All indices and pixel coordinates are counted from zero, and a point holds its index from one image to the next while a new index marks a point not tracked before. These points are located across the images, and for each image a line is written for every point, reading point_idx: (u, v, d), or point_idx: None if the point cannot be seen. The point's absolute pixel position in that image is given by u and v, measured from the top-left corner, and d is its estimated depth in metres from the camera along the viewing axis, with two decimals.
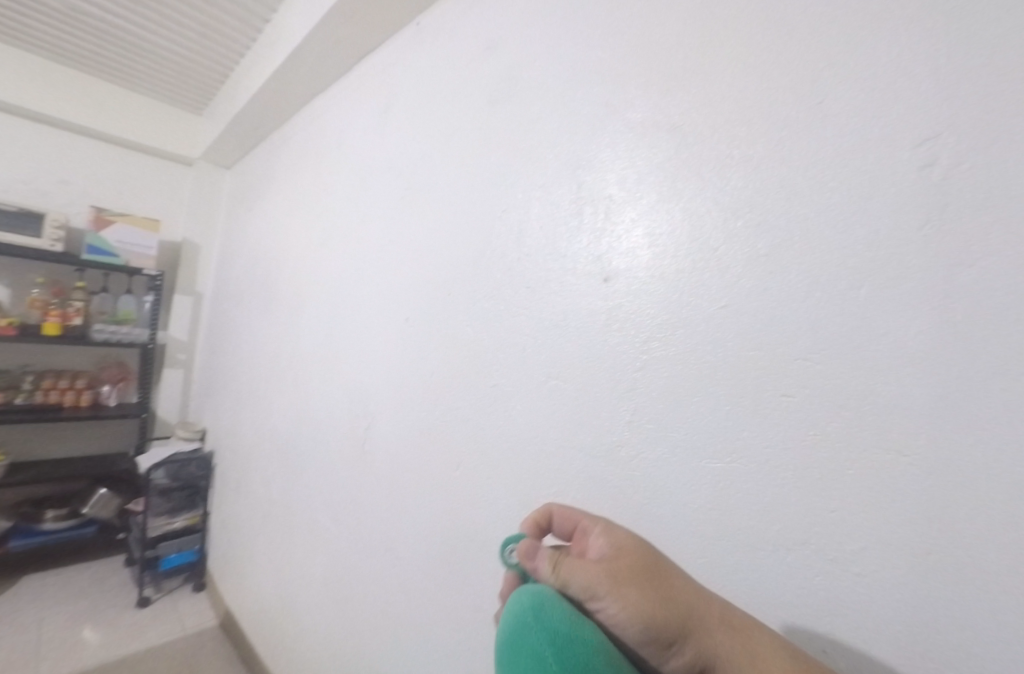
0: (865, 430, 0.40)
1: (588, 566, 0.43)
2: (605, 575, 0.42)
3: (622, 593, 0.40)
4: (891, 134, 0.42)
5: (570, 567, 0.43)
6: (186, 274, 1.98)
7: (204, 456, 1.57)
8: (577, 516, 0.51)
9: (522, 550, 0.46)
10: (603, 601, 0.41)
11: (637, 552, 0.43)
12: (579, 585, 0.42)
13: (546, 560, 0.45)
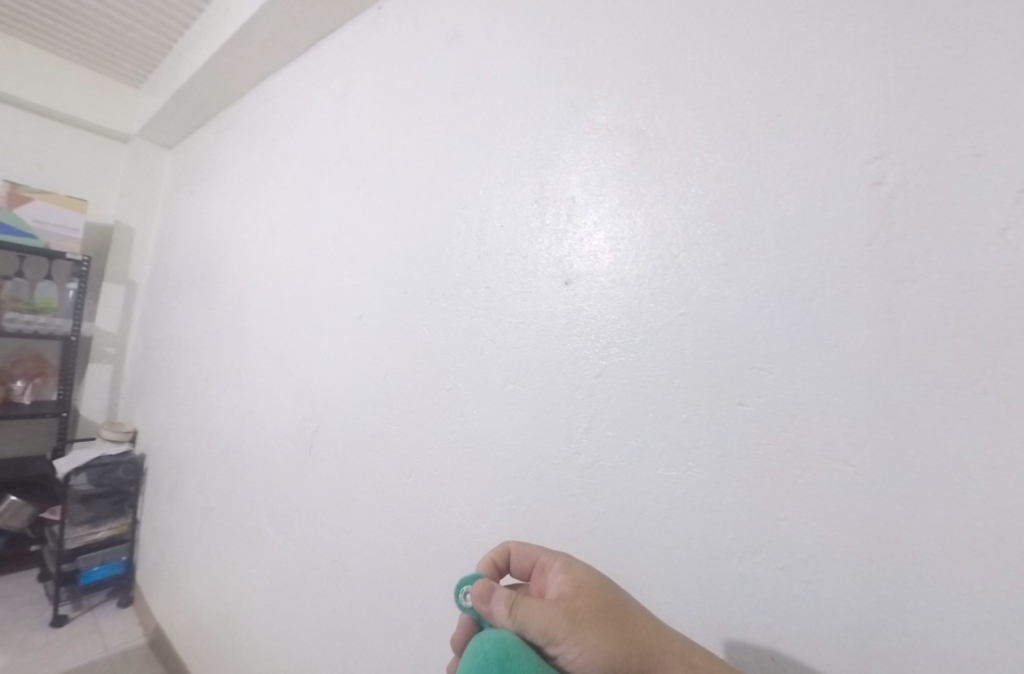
0: (815, 441, 0.41)
1: (547, 608, 0.41)
2: (564, 619, 0.40)
3: (581, 638, 0.40)
4: (846, 151, 0.43)
5: (528, 611, 0.41)
6: (119, 261, 1.82)
7: (133, 460, 1.45)
8: (535, 552, 0.48)
9: (477, 594, 0.43)
10: (561, 645, 0.40)
11: (598, 592, 0.42)
12: (537, 632, 0.40)
13: (503, 602, 0.42)
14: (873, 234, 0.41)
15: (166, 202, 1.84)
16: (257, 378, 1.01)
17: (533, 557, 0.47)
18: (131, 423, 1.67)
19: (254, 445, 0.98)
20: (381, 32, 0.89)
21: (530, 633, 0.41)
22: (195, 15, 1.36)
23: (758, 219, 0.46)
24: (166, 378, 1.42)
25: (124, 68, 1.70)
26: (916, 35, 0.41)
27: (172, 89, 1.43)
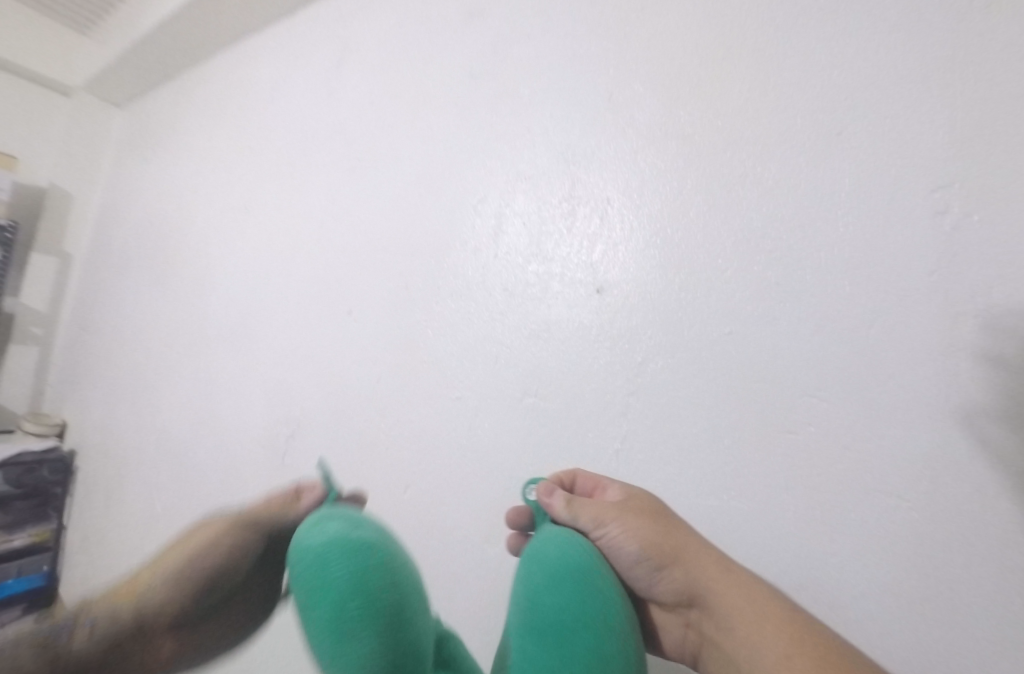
0: (868, 476, 0.39)
1: (600, 503, 0.42)
2: (614, 510, 0.41)
3: (626, 520, 0.40)
4: (909, 172, 0.41)
5: (582, 503, 0.42)
6: (50, 229, 1.62)
7: (62, 456, 1.28)
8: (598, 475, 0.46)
9: (541, 488, 0.44)
10: (606, 528, 0.40)
11: (646, 498, 0.42)
12: (589, 521, 0.41)
13: (560, 495, 0.43)
14: (931, 263, 0.39)
15: (111, 168, 1.65)
16: (221, 373, 0.90)
17: (595, 479, 0.46)
18: (59, 413, 1.48)
19: (214, 447, 0.88)
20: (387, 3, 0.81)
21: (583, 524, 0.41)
22: None
23: (813, 238, 0.44)
24: (106, 365, 1.27)
25: (69, 12, 1.51)
26: (990, 56, 0.39)
27: (128, 41, 1.27)
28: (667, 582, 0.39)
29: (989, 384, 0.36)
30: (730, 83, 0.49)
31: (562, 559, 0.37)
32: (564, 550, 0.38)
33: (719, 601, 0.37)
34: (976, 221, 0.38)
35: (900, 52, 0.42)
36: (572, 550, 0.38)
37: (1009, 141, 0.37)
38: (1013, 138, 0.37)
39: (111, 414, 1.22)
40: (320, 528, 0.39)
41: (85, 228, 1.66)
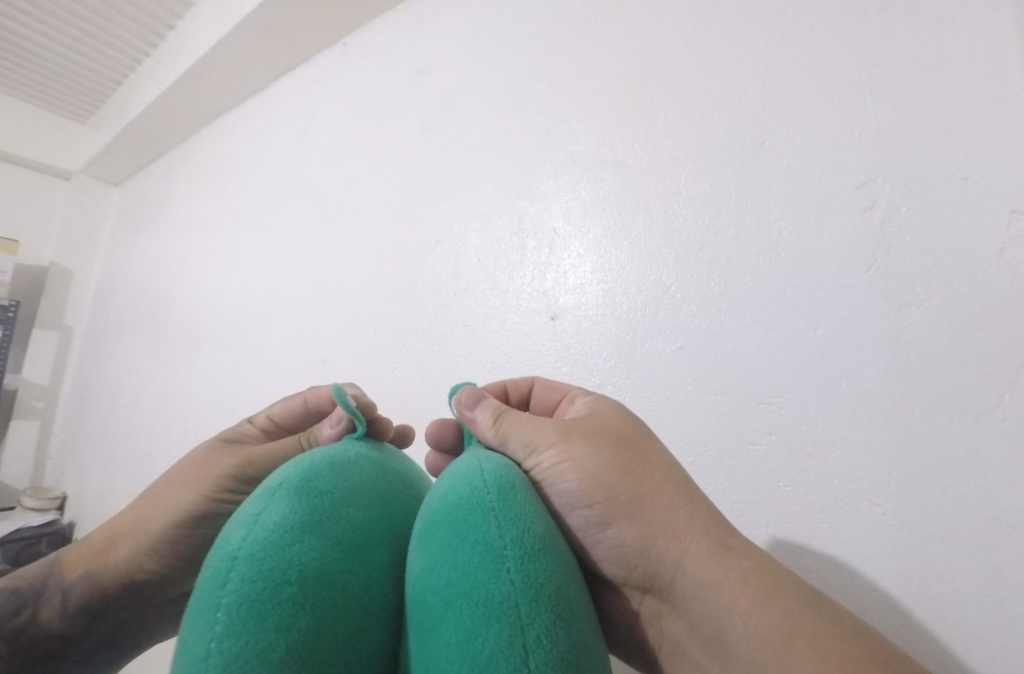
0: (835, 482, 0.38)
1: (542, 423, 0.37)
2: (554, 430, 0.36)
3: (569, 451, 0.35)
4: (834, 174, 0.42)
5: (516, 424, 0.37)
6: (53, 306, 1.68)
7: (60, 529, 1.28)
8: (565, 386, 0.43)
9: (465, 398, 0.39)
10: (545, 447, 0.35)
11: (607, 421, 0.37)
12: (521, 442, 0.36)
13: (489, 411, 0.38)
14: (861, 260, 0.40)
15: (110, 243, 1.72)
16: (208, 431, 0.91)
17: (562, 390, 0.43)
18: (60, 486, 1.49)
19: None
20: (347, 69, 0.87)
21: (513, 446, 0.36)
22: (149, 52, 1.32)
23: (752, 247, 0.44)
24: (103, 434, 1.28)
25: (68, 104, 1.62)
26: (893, 60, 0.41)
27: (120, 125, 1.36)
28: (612, 532, 0.34)
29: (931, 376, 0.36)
30: (655, 109, 0.51)
31: (484, 471, 0.31)
32: (494, 470, 0.31)
33: (676, 545, 0.32)
34: (896, 217, 0.39)
35: (805, 67, 0.44)
36: (504, 471, 0.31)
37: (915, 141, 0.39)
38: (917, 138, 0.39)
39: (105, 482, 1.22)
40: None
41: (86, 301, 1.73)
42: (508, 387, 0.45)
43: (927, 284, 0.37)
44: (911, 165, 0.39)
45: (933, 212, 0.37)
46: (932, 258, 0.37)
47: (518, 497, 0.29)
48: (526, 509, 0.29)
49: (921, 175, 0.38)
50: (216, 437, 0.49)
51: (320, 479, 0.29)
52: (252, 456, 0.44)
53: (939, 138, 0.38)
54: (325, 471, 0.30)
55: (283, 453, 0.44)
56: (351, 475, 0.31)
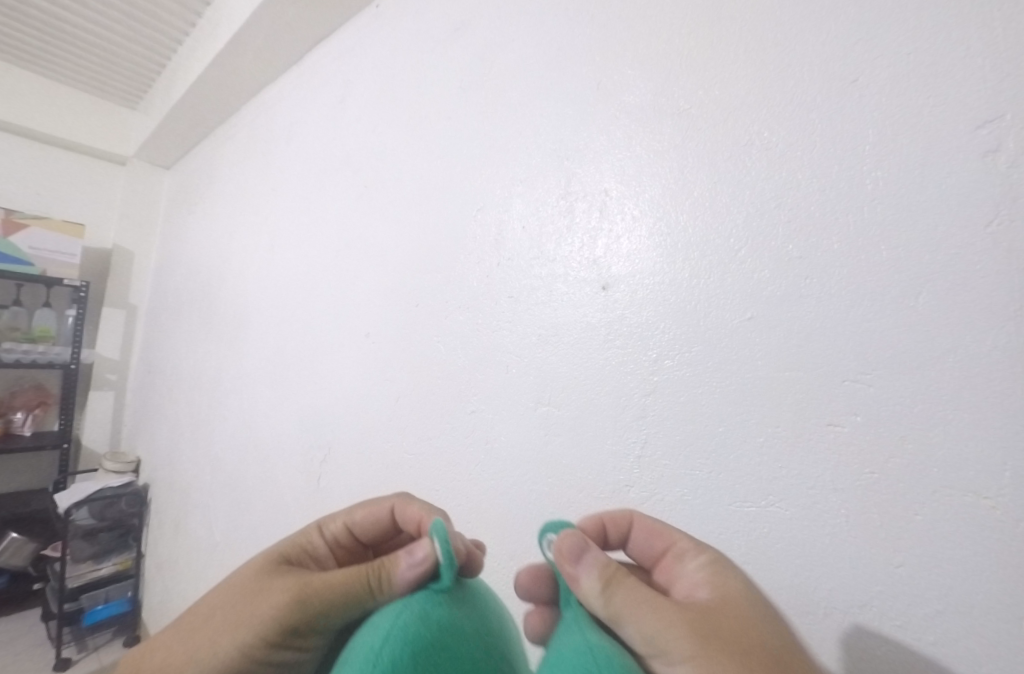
0: (932, 470, 0.33)
1: (664, 607, 0.31)
2: (682, 626, 0.30)
3: (706, 661, 0.28)
4: (945, 112, 0.35)
5: (630, 599, 0.32)
6: (118, 285, 1.79)
7: (137, 490, 1.40)
8: (671, 532, 0.38)
9: (563, 549, 0.34)
10: (674, 645, 0.29)
11: (738, 609, 0.31)
12: (640, 626, 0.31)
13: (595, 572, 0.33)
14: (977, 211, 0.33)
15: (164, 223, 1.80)
16: (260, 405, 0.94)
17: (667, 540, 0.37)
18: (134, 451, 1.62)
19: (257, 476, 0.91)
20: (380, 33, 0.84)
21: (629, 630, 0.31)
22: (188, 31, 1.33)
23: (837, 204, 0.38)
24: (168, 405, 1.37)
25: (119, 90, 1.67)
26: None
27: (167, 107, 1.39)
28: None
29: None
30: (718, 52, 0.46)
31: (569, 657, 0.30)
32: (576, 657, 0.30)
33: None
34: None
35: None
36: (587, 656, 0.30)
37: None
38: None
39: (172, 450, 1.31)
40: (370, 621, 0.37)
41: (146, 280, 1.83)
42: (605, 522, 0.40)
43: None
44: None
45: None
46: None
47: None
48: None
49: None
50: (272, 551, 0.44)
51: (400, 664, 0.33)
52: (310, 585, 0.38)
53: None
54: (407, 662, 0.34)
55: (345, 590, 0.38)
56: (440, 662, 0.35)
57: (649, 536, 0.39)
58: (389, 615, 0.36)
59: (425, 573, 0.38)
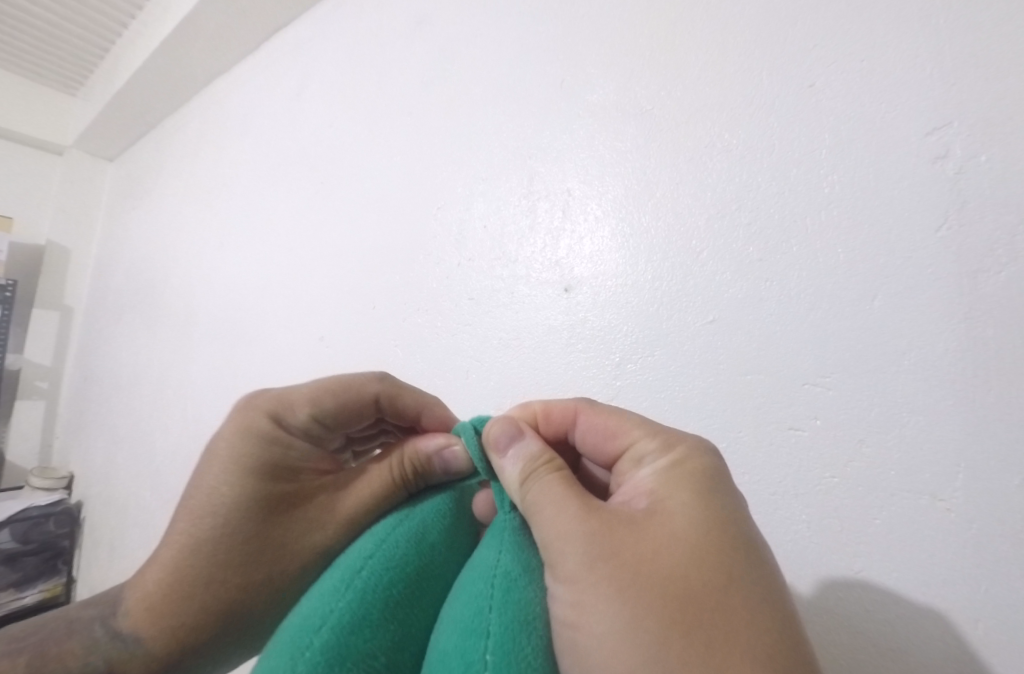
0: (891, 473, 0.33)
1: (565, 509, 0.27)
2: (577, 534, 0.26)
3: (587, 585, 0.24)
4: (899, 116, 0.35)
5: (540, 500, 0.29)
6: (51, 286, 1.67)
7: (67, 509, 1.30)
8: (631, 426, 0.32)
9: (490, 438, 0.33)
10: (561, 572, 0.26)
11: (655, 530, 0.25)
12: (542, 537, 0.28)
13: (515, 465, 0.31)
14: (927, 214, 0.34)
15: (106, 219, 1.69)
16: (206, 413, 0.89)
17: (626, 438, 0.31)
18: (66, 466, 1.50)
19: None
20: (339, 25, 0.81)
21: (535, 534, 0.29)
22: (133, 15, 1.25)
23: (796, 207, 0.38)
24: (105, 413, 1.28)
25: (58, 76, 1.56)
26: None
27: (108, 94, 1.31)
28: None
29: (1013, 347, 0.30)
30: (678, 55, 0.46)
31: (475, 588, 0.28)
32: (484, 586, 0.27)
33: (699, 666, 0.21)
34: (972, 163, 0.32)
35: None
36: (494, 586, 0.27)
37: (998, 71, 0.32)
38: (999, 67, 0.32)
39: (107, 465, 1.21)
40: (367, 534, 0.34)
41: (84, 281, 1.71)
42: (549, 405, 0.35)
43: (1010, 239, 0.31)
44: (994, 100, 0.32)
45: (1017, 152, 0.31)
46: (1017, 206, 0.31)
47: (494, 632, 0.25)
48: (493, 656, 0.24)
49: (1006, 110, 0.32)
50: (263, 457, 0.38)
51: (376, 593, 0.28)
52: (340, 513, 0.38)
53: None
54: (383, 577, 0.29)
55: (372, 498, 0.38)
56: (435, 564, 0.31)
57: (595, 425, 0.33)
58: (387, 522, 0.34)
59: (457, 474, 0.38)
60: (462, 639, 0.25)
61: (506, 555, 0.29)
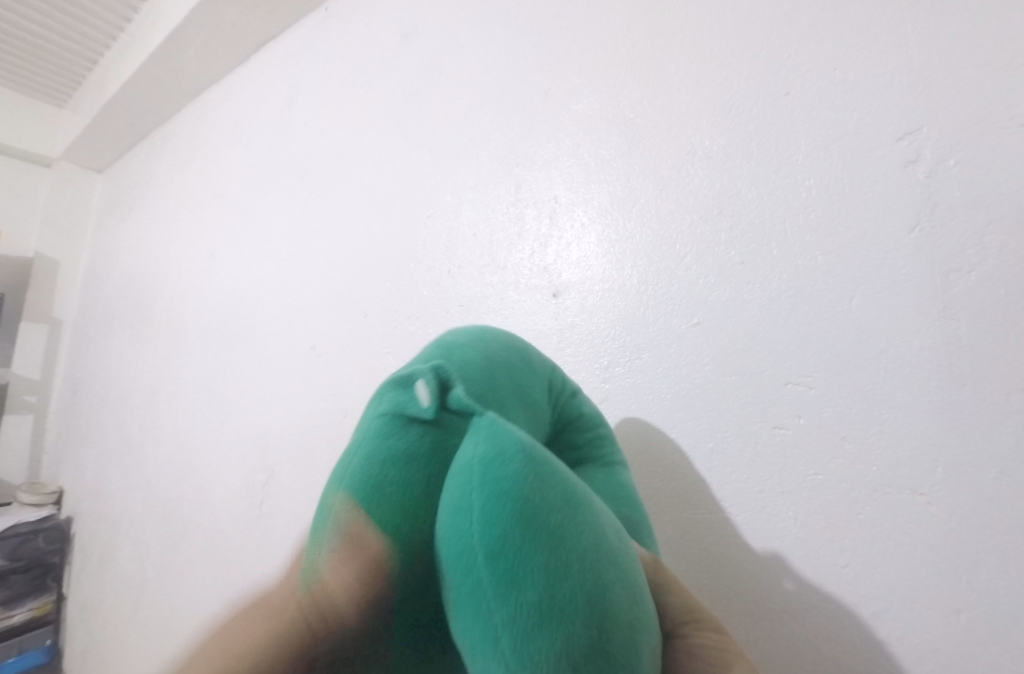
0: (872, 468, 0.33)
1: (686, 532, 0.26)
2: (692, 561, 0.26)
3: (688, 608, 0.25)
4: (871, 123, 0.37)
5: None
6: (39, 299, 1.65)
7: (57, 524, 1.28)
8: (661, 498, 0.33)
9: None
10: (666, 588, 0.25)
11: None
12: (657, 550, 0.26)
13: None
14: (899, 217, 0.35)
15: (95, 231, 1.68)
16: (198, 424, 0.88)
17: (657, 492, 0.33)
18: (56, 481, 1.48)
19: (194, 503, 0.85)
20: (327, 36, 0.81)
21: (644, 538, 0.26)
22: (121, 28, 1.25)
23: (774, 211, 0.39)
24: (95, 425, 1.27)
25: (43, 87, 1.56)
26: None
27: (97, 107, 1.31)
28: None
29: (983, 344, 0.31)
30: (659, 64, 0.47)
31: (452, 482, 0.20)
32: (459, 480, 0.20)
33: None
34: (940, 168, 0.34)
35: (830, 6, 0.39)
36: (471, 477, 0.19)
37: (963, 81, 0.34)
38: (964, 77, 0.34)
39: (98, 478, 1.20)
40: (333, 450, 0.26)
41: (74, 294, 1.71)
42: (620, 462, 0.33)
43: (978, 240, 0.32)
44: (960, 108, 0.34)
45: (983, 158, 0.32)
46: (983, 210, 0.32)
47: (478, 523, 0.19)
48: (485, 537, 0.18)
49: (971, 119, 0.33)
50: None
51: None
52: None
53: (993, 74, 0.33)
54: (341, 511, 0.22)
55: None
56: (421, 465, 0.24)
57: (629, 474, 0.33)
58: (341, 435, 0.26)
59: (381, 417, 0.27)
60: (450, 538, 0.19)
61: (483, 445, 0.20)
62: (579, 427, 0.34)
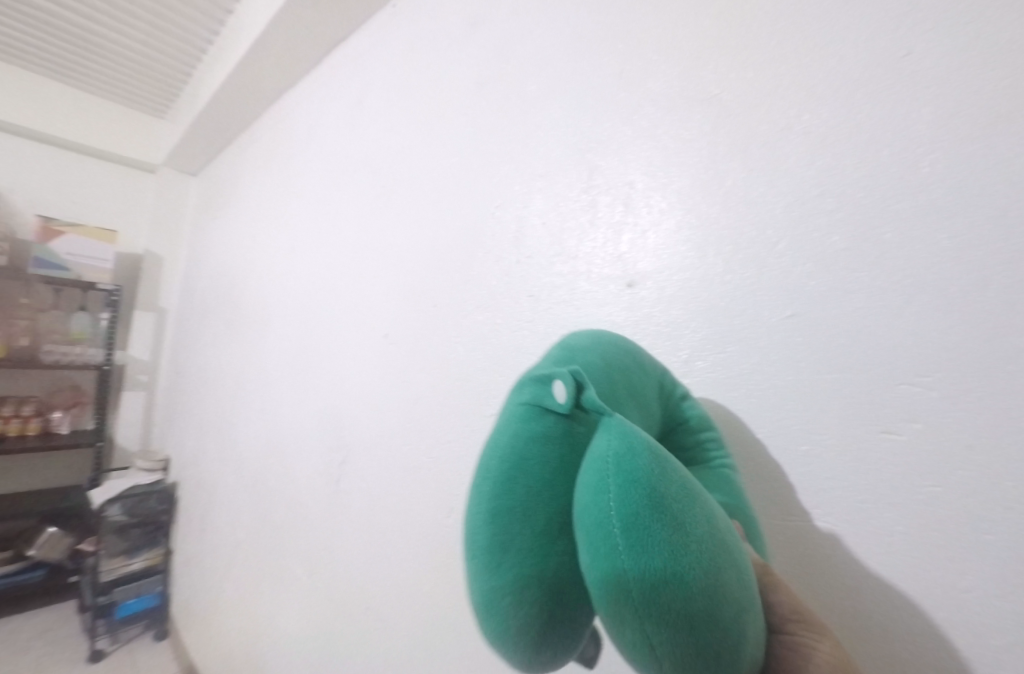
0: (1008, 483, 0.29)
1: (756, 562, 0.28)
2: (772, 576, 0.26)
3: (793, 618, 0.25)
4: (1015, 82, 0.31)
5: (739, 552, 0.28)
6: (147, 290, 1.85)
7: (166, 488, 1.45)
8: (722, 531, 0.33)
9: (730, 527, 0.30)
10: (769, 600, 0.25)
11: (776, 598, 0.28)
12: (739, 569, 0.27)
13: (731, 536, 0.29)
14: None
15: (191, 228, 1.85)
16: (282, 405, 0.95)
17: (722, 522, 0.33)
18: (164, 451, 1.67)
19: (279, 477, 0.92)
20: (396, 31, 0.83)
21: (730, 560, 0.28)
22: (210, 40, 1.36)
23: (888, 189, 0.35)
24: (194, 404, 1.41)
25: (145, 99, 1.72)
26: None
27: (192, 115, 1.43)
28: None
29: None
30: (748, 35, 0.43)
31: (589, 459, 0.21)
32: (595, 457, 0.20)
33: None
34: None
35: None
36: (608, 455, 0.20)
37: None
38: None
39: (197, 451, 1.34)
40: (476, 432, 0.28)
41: (175, 285, 1.90)
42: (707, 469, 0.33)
43: None
44: None
45: None
46: None
47: (614, 500, 0.19)
48: (618, 508, 0.19)
49: None
50: None
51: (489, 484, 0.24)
52: None
53: None
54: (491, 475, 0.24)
55: None
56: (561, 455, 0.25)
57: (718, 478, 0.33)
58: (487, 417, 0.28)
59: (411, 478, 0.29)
60: (583, 509, 0.20)
61: (614, 438, 0.21)
62: (691, 428, 0.35)
